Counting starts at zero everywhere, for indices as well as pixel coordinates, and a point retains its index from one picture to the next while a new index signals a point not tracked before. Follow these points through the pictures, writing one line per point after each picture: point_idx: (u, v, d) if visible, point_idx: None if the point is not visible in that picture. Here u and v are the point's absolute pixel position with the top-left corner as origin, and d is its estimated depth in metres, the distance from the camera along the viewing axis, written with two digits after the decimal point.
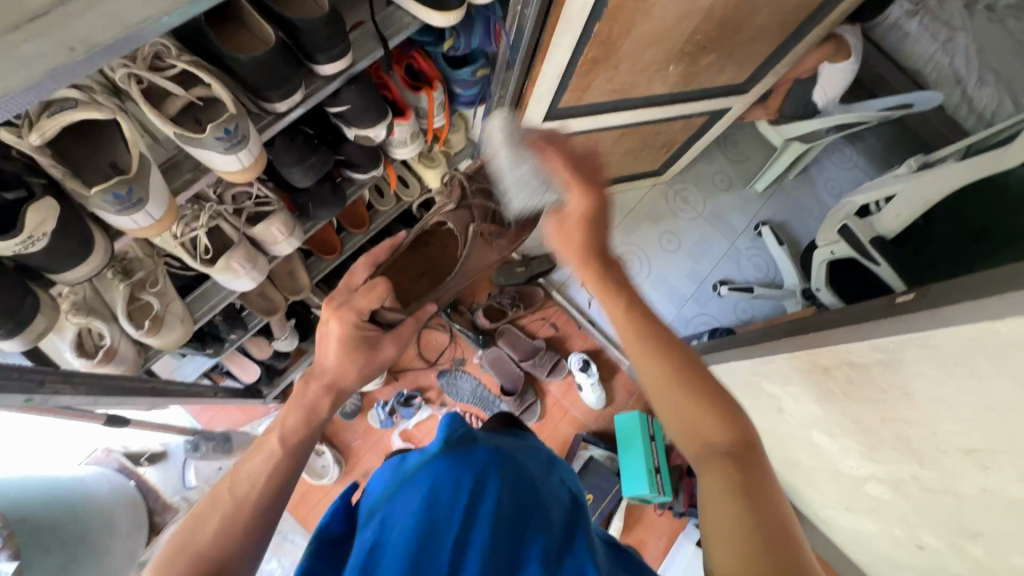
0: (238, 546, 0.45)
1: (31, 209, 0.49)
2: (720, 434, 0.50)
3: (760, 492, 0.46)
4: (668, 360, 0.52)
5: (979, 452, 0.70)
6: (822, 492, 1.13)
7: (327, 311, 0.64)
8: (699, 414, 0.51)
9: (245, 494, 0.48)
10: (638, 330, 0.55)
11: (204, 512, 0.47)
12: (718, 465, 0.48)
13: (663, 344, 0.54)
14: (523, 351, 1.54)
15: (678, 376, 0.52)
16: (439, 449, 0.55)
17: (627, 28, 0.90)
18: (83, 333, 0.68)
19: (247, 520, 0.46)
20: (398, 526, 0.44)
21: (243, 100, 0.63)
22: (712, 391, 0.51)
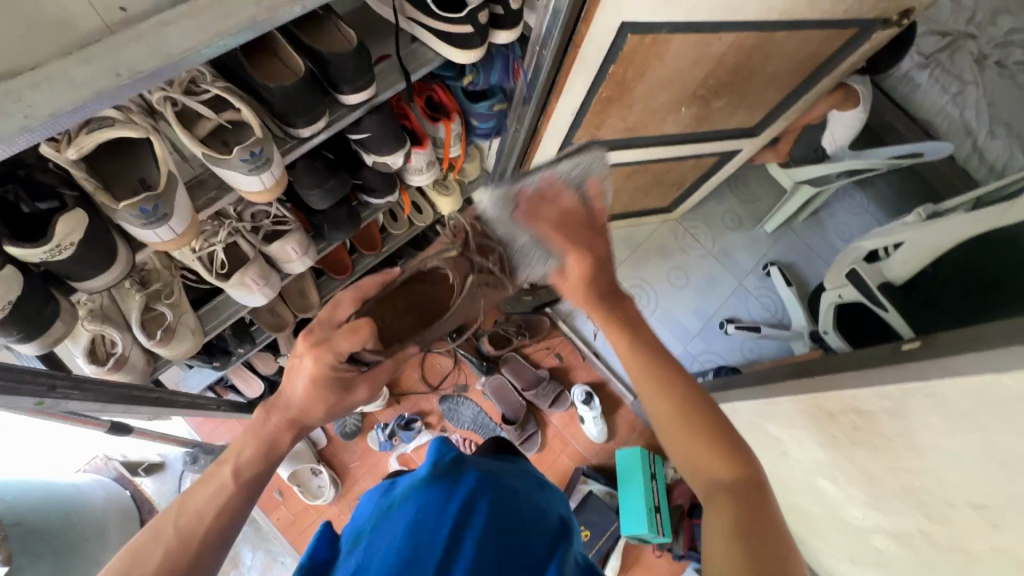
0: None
1: (62, 219, 0.51)
2: (728, 471, 0.53)
3: (762, 524, 0.48)
4: (676, 398, 0.56)
5: (987, 509, 0.68)
6: (827, 542, 1.10)
7: (304, 344, 0.61)
8: (703, 448, 0.54)
9: (189, 529, 0.48)
10: (651, 366, 0.57)
11: (145, 541, 0.47)
12: (721, 499, 0.51)
13: (672, 382, 0.56)
14: (526, 380, 1.53)
15: (687, 414, 0.55)
16: (429, 471, 0.55)
17: (642, 71, 0.93)
18: (96, 340, 0.70)
19: (190, 556, 0.47)
20: (381, 553, 0.45)
21: (270, 126, 0.66)
22: (716, 426, 0.55)
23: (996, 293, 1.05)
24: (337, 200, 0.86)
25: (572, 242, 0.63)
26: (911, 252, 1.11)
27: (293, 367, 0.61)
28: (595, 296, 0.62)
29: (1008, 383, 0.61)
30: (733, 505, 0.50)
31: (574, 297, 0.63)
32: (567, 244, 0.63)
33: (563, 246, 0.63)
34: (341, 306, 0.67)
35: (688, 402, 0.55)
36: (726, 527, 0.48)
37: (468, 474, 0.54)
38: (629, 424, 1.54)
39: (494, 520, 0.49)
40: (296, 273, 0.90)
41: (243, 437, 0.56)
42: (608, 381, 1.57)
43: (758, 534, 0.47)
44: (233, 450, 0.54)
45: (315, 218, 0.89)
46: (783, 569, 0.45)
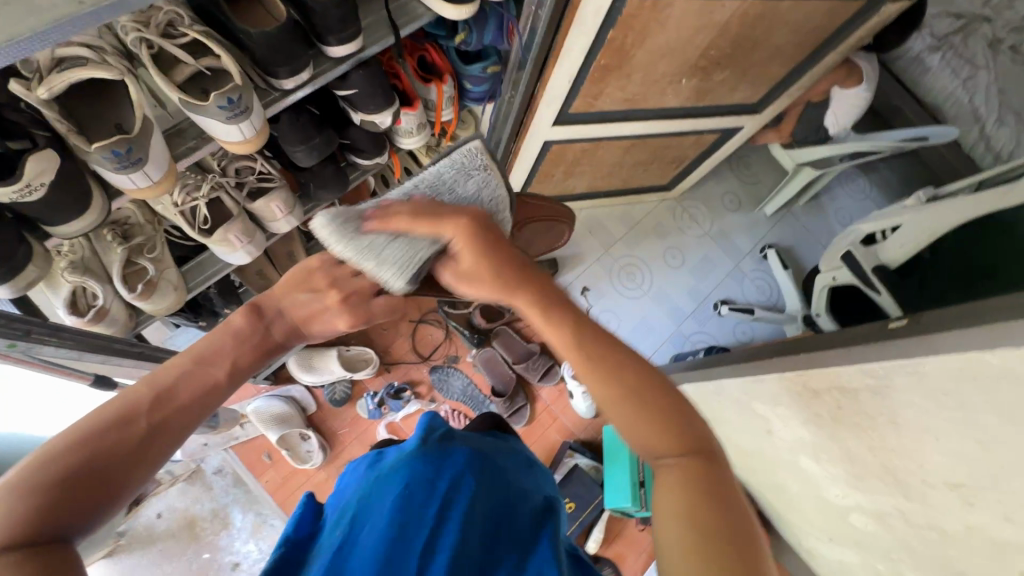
0: (134, 474, 0.40)
1: (32, 158, 0.50)
2: (676, 449, 0.47)
3: (714, 497, 0.44)
4: (612, 381, 0.48)
5: (963, 488, 0.68)
6: (808, 521, 1.14)
7: (335, 296, 0.56)
8: (648, 426, 0.48)
9: (166, 419, 0.42)
10: (576, 333, 0.50)
11: (109, 423, 0.40)
12: (670, 480, 0.46)
13: (605, 356, 0.49)
14: (517, 354, 1.54)
15: (627, 387, 0.48)
16: (418, 445, 0.56)
17: (641, 38, 0.90)
18: (77, 292, 0.70)
19: (158, 448, 0.41)
20: (367, 527, 0.43)
21: (252, 75, 0.65)
22: (659, 396, 0.48)
23: (990, 278, 1.06)
24: (324, 158, 0.85)
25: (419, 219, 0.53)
26: (906, 235, 1.09)
27: (312, 305, 0.55)
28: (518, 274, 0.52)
29: (990, 360, 0.60)
30: (683, 483, 0.45)
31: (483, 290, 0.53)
32: (425, 224, 0.53)
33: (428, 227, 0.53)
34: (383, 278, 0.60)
35: (636, 377, 0.49)
36: (684, 515, 0.43)
37: (457, 451, 0.54)
38: None
39: (481, 494, 0.49)
40: (282, 233, 0.90)
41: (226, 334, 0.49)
42: None
43: (710, 514, 0.43)
44: (215, 343, 0.48)
45: (301, 176, 0.88)
46: (739, 548, 0.42)
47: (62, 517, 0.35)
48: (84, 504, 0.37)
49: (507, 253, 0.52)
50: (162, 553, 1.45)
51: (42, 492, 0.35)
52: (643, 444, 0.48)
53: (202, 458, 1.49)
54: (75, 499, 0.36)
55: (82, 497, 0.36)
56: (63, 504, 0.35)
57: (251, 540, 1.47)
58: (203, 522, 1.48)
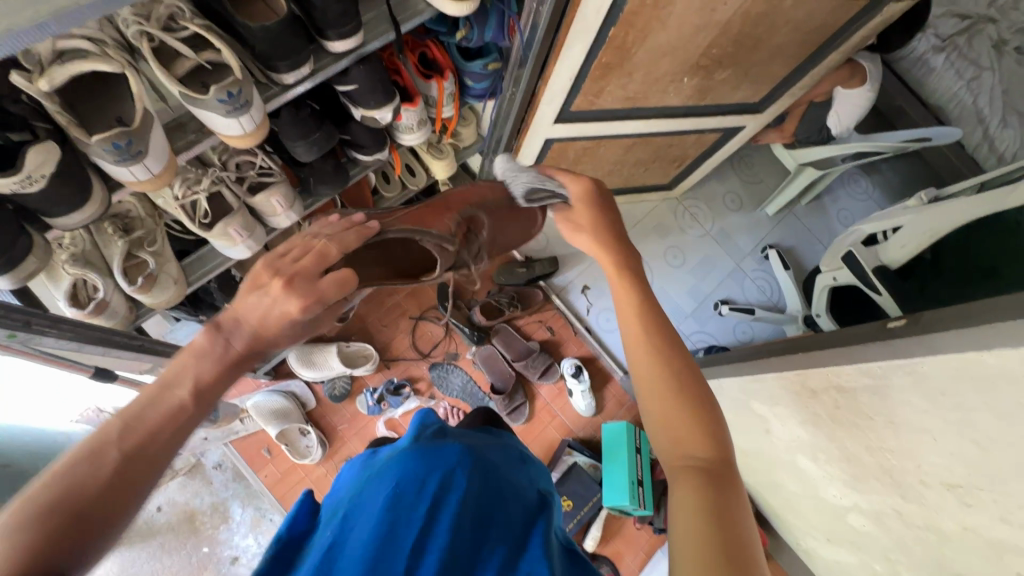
0: (114, 505, 0.40)
1: (32, 149, 0.50)
2: (703, 448, 0.49)
3: (729, 503, 0.45)
4: (665, 358, 0.54)
5: (960, 488, 0.69)
6: (806, 520, 1.15)
7: (278, 285, 0.49)
8: (683, 416, 0.51)
9: (137, 448, 0.42)
10: (647, 313, 0.57)
11: (80, 461, 0.40)
12: (690, 474, 0.48)
13: (664, 338, 0.56)
14: (517, 351, 1.55)
15: (677, 375, 0.53)
16: (412, 442, 0.56)
17: (643, 36, 0.90)
18: (78, 284, 0.70)
19: (136, 476, 0.41)
20: (357, 526, 0.43)
21: (252, 69, 0.65)
22: (698, 395, 0.52)
23: (994, 278, 1.05)
24: (324, 153, 0.85)
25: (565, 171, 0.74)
26: (908, 235, 1.09)
27: (263, 305, 0.49)
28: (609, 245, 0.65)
29: (989, 361, 0.59)
30: (704, 483, 0.47)
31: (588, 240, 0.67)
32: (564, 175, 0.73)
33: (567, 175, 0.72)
34: (329, 257, 0.53)
35: (682, 368, 0.54)
36: (699, 509, 0.45)
37: (450, 447, 0.54)
38: (618, 399, 1.56)
39: (472, 490, 0.49)
40: (281, 227, 0.90)
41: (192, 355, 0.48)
42: (597, 356, 1.59)
43: (727, 515, 0.44)
44: (178, 366, 0.47)
45: (302, 171, 0.89)
46: (746, 553, 0.42)
47: (48, 556, 0.35)
48: (68, 542, 0.37)
49: (611, 225, 0.67)
50: (162, 546, 1.46)
51: (21, 536, 0.35)
52: (672, 437, 0.51)
53: (202, 451, 1.50)
54: (58, 539, 0.36)
55: (64, 535, 0.37)
56: (44, 545, 0.36)
57: (250, 535, 1.48)
58: (203, 516, 1.49)
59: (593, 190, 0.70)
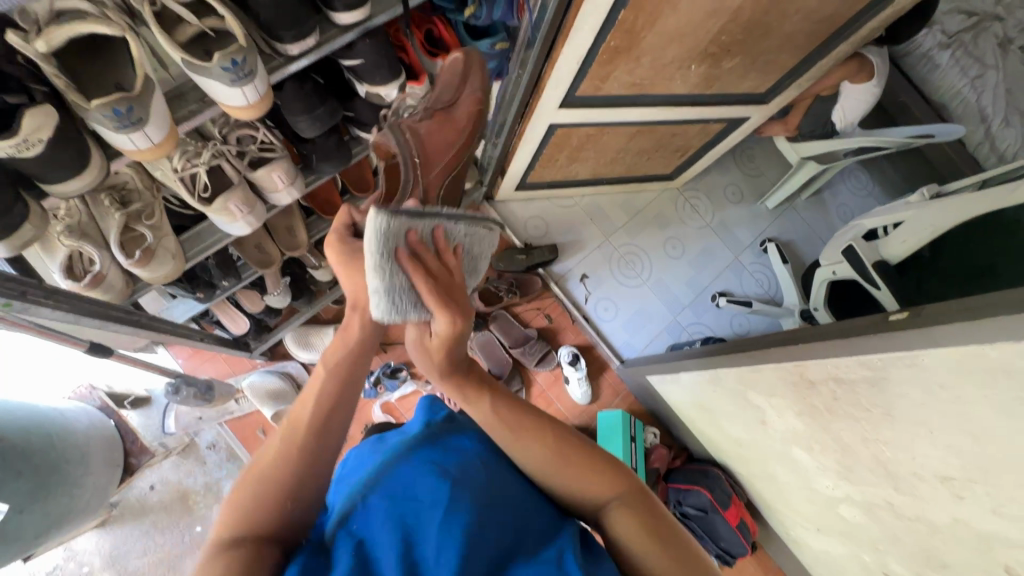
0: (298, 470, 0.48)
1: (28, 113, 0.49)
2: (617, 486, 0.53)
3: (659, 522, 0.51)
4: (546, 444, 0.52)
5: (954, 480, 0.70)
6: (796, 510, 1.17)
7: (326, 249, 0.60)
8: (588, 476, 0.52)
9: (301, 421, 0.50)
10: (507, 427, 0.53)
11: (274, 441, 0.50)
12: (619, 516, 0.51)
13: (542, 428, 0.53)
14: (515, 338, 1.59)
15: (562, 453, 0.52)
16: (421, 430, 0.54)
17: (653, 20, 0.88)
18: (74, 257, 0.69)
19: (305, 445, 0.49)
20: (379, 518, 0.44)
21: (256, 39, 0.63)
22: (587, 451, 0.54)
23: (988, 279, 1.06)
24: (327, 130, 0.83)
25: (445, 305, 0.49)
26: (911, 230, 1.08)
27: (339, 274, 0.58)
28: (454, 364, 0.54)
29: (991, 355, 0.59)
30: (629, 516, 0.51)
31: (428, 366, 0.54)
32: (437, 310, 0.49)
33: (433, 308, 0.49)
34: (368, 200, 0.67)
35: (563, 446, 0.53)
36: (644, 540, 0.49)
37: (463, 436, 0.53)
38: (613, 389, 1.65)
39: (487, 471, 0.49)
40: (283, 204, 0.89)
41: (338, 342, 0.55)
42: (595, 345, 1.66)
43: (665, 530, 0.50)
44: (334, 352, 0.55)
45: (304, 147, 0.87)
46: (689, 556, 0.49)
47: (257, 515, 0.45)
48: (272, 501, 0.46)
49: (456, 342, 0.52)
50: (154, 525, 1.46)
51: (241, 504, 0.46)
52: (587, 493, 0.52)
53: (196, 431, 1.49)
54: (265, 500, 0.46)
55: (266, 497, 0.46)
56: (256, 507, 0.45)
57: None
58: (196, 496, 1.49)
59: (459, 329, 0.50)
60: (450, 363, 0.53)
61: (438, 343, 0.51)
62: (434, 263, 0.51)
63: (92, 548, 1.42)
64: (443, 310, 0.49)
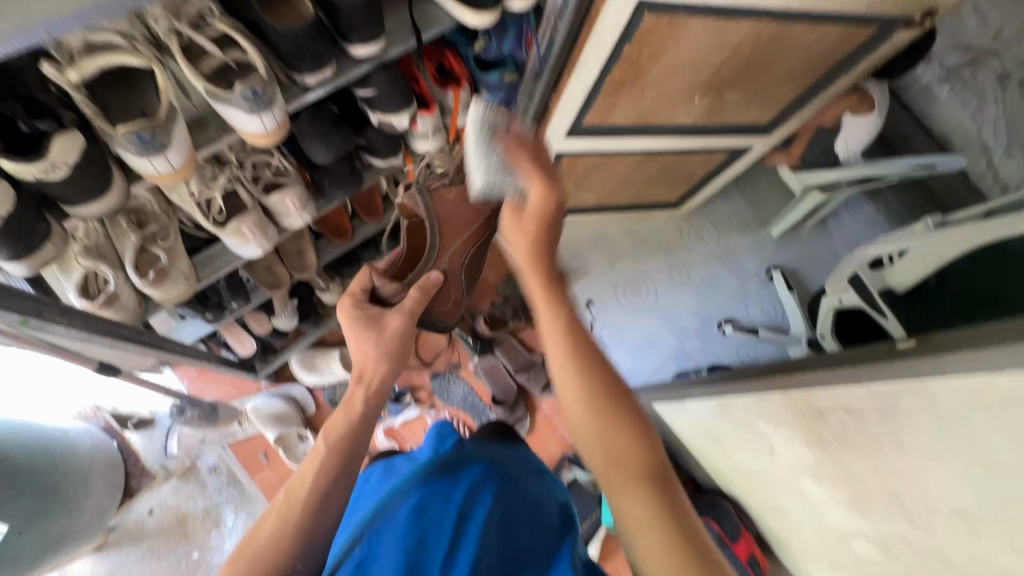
0: (293, 546, 0.45)
1: (58, 139, 0.51)
2: (640, 454, 0.50)
3: (675, 502, 0.48)
4: (593, 382, 0.52)
5: (969, 516, 0.67)
6: (808, 546, 1.13)
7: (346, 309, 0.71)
8: (619, 437, 0.50)
9: (297, 495, 0.48)
10: (575, 336, 0.54)
11: (268, 518, 0.47)
12: (636, 490, 0.48)
13: (592, 362, 0.53)
14: (519, 363, 1.53)
15: (605, 400, 0.52)
16: (432, 459, 0.54)
17: (657, 54, 0.91)
18: (89, 277, 0.70)
19: (300, 518, 0.47)
20: (384, 542, 0.44)
21: (276, 71, 0.66)
22: (619, 401, 0.52)
23: (996, 308, 1.06)
24: (339, 156, 0.85)
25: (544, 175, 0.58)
26: (915, 260, 1.09)
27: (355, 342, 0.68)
28: (537, 261, 0.58)
29: (1001, 384, 0.58)
30: (648, 492, 0.48)
31: (517, 246, 0.59)
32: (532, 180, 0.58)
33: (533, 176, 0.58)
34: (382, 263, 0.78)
35: (603, 389, 0.52)
36: (655, 520, 0.47)
37: (474, 465, 0.53)
38: None
39: (495, 504, 0.49)
40: (294, 228, 0.91)
41: (340, 414, 0.56)
42: None
43: (680, 515, 0.47)
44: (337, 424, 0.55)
45: (316, 173, 0.90)
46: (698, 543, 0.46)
47: None
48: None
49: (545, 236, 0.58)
50: (151, 550, 1.43)
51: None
52: (614, 457, 0.50)
53: (198, 454, 1.49)
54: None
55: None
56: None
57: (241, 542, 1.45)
58: (195, 521, 1.46)
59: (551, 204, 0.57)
60: (539, 252, 0.58)
61: (534, 217, 0.57)
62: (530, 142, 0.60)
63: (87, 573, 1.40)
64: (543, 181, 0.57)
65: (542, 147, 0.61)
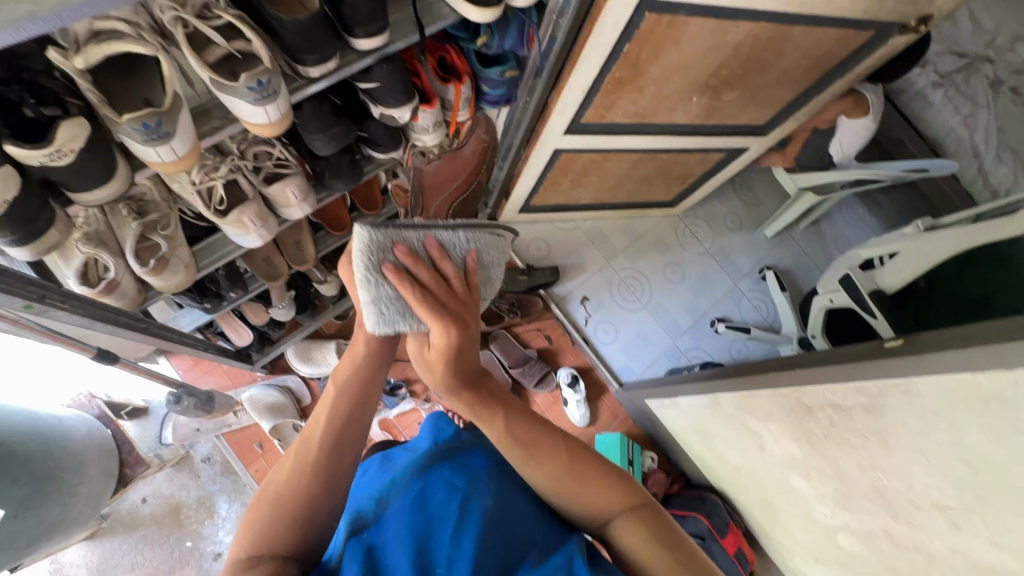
0: (310, 493, 0.48)
1: (63, 124, 0.52)
2: (621, 499, 0.53)
3: (667, 532, 0.51)
4: (557, 454, 0.53)
5: (951, 509, 0.70)
6: (795, 540, 1.16)
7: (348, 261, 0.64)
8: (598, 488, 0.52)
9: (311, 438, 0.51)
10: (524, 448, 0.53)
11: (285, 462, 0.50)
12: (628, 527, 0.51)
13: (552, 442, 0.53)
14: (515, 358, 1.62)
15: (573, 468, 0.53)
16: (431, 449, 0.55)
17: (656, 54, 0.92)
18: (89, 264, 0.70)
19: (315, 465, 0.49)
20: (392, 530, 0.46)
21: (280, 62, 0.67)
22: (587, 460, 0.54)
23: (985, 309, 1.08)
24: (341, 148, 0.87)
25: (440, 315, 0.51)
26: (904, 261, 1.11)
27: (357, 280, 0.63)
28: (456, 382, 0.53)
29: (983, 382, 0.60)
30: (642, 526, 0.51)
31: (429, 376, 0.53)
32: (426, 314, 0.51)
33: (428, 317, 0.51)
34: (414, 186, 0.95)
35: (568, 454, 0.53)
36: (652, 547, 0.49)
37: (472, 453, 0.55)
38: (611, 411, 1.67)
39: (496, 487, 0.50)
40: (293, 219, 0.91)
41: (347, 358, 0.55)
42: (593, 367, 1.68)
43: (674, 541, 0.50)
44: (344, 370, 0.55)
45: (317, 165, 0.90)
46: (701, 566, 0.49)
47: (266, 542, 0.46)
48: (285, 526, 0.47)
49: (462, 371, 0.53)
50: (144, 539, 1.44)
51: (255, 523, 0.47)
52: (595, 506, 0.52)
53: (192, 443, 1.49)
54: (276, 521, 0.47)
55: (274, 522, 0.46)
56: (266, 532, 0.46)
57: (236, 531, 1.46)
58: (188, 510, 1.47)
59: (459, 340, 0.51)
60: (456, 375, 0.53)
61: (438, 357, 0.52)
62: (423, 271, 0.54)
63: (79, 561, 1.40)
64: (442, 320, 0.51)
65: (438, 284, 0.55)
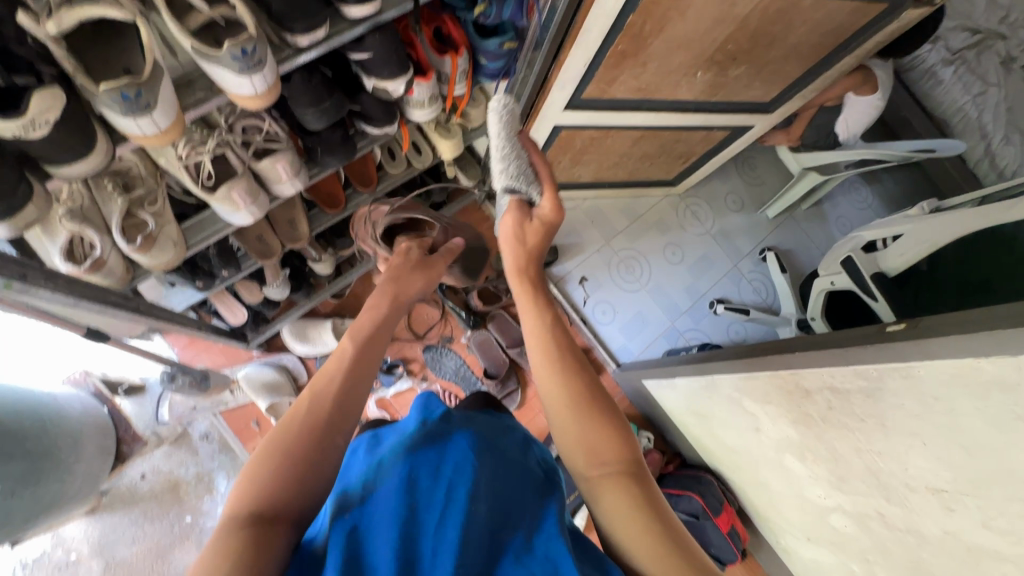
0: (311, 444, 0.48)
1: (36, 94, 0.49)
2: (619, 456, 0.53)
3: (656, 499, 0.51)
4: (576, 381, 0.57)
5: (945, 493, 0.70)
6: (787, 519, 1.17)
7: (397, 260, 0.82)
8: (600, 433, 0.54)
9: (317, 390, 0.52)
10: (553, 354, 0.59)
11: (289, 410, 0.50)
12: (618, 485, 0.51)
13: (571, 370, 0.58)
14: (512, 338, 1.54)
15: (586, 406, 0.55)
16: (418, 429, 0.53)
17: (659, 26, 0.89)
18: (74, 241, 0.68)
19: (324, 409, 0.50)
20: (377, 512, 0.45)
21: (266, 30, 0.64)
22: (598, 402, 0.56)
23: (986, 294, 1.07)
24: (333, 123, 0.83)
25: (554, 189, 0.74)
26: (908, 243, 1.10)
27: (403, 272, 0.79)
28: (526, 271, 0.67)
29: (986, 368, 0.58)
30: (627, 486, 0.52)
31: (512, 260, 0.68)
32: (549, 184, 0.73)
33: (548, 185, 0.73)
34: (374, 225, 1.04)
35: (585, 388, 0.57)
36: (638, 512, 0.50)
37: (459, 432, 0.52)
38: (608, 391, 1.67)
39: (485, 474, 0.49)
40: (285, 196, 0.89)
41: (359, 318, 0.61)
42: (592, 347, 1.67)
43: (661, 511, 0.50)
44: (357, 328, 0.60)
45: (309, 140, 0.88)
46: (682, 539, 0.49)
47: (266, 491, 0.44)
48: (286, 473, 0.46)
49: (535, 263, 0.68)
50: (143, 514, 1.45)
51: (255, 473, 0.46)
52: (593, 453, 0.53)
53: (189, 421, 1.49)
54: (279, 469, 0.46)
55: (273, 474, 0.45)
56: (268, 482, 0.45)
57: None
58: (187, 486, 1.48)
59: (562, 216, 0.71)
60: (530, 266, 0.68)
61: (542, 221, 0.70)
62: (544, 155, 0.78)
63: (80, 535, 1.41)
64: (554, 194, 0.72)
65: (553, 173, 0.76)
